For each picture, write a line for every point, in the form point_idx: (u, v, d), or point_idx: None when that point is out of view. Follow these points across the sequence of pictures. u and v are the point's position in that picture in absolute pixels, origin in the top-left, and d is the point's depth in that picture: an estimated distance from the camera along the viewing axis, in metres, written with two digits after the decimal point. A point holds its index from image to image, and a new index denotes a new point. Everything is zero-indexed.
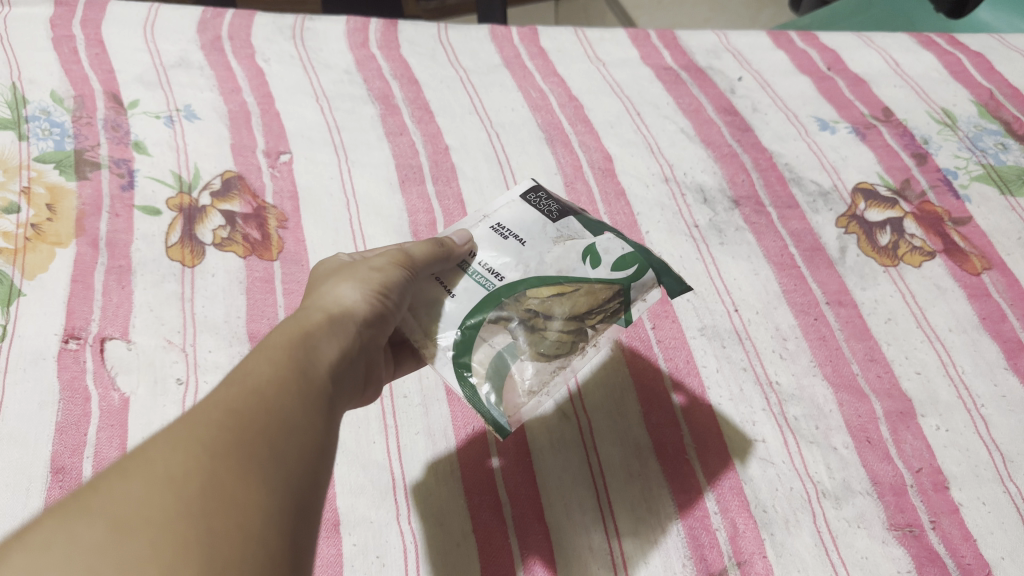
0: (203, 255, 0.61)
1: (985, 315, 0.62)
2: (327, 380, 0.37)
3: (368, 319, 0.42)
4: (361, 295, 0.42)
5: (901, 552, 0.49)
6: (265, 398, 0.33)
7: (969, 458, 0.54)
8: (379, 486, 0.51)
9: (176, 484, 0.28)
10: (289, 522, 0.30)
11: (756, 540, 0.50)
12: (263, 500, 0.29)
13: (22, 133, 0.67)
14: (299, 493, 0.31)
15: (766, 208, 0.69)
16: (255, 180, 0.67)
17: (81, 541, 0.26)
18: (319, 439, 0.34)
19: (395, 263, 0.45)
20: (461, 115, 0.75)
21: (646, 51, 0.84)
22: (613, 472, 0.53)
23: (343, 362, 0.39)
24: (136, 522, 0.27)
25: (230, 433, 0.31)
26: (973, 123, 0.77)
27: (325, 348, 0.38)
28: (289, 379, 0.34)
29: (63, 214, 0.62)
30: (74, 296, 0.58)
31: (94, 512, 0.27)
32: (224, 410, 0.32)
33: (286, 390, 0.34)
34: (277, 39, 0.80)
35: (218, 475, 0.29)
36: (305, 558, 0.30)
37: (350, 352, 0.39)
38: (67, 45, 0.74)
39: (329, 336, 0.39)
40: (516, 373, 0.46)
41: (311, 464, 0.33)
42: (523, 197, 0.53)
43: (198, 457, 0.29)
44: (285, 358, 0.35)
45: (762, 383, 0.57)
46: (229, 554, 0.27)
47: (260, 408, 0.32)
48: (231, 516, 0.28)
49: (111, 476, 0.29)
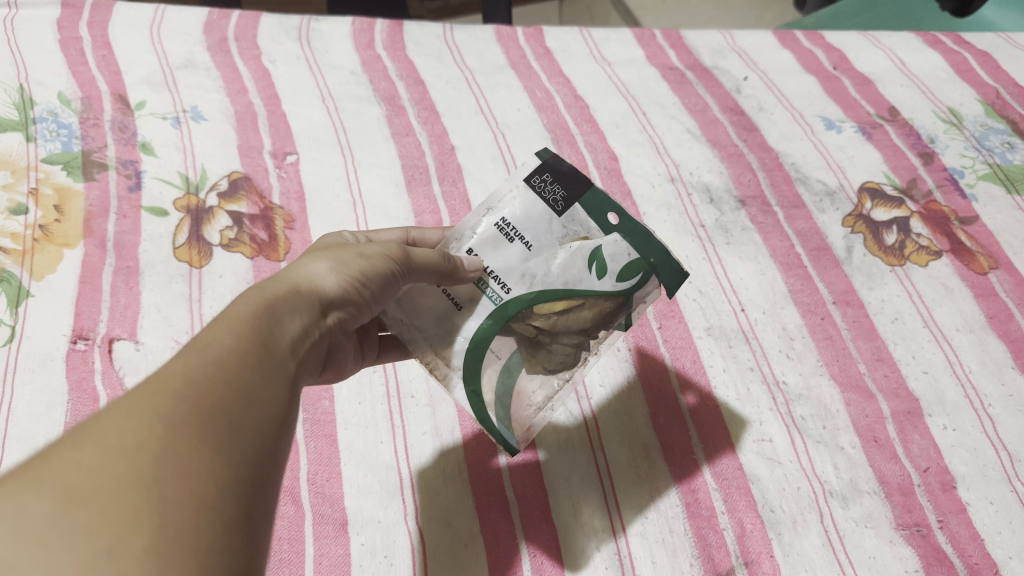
0: (210, 256, 0.62)
1: (993, 315, 0.62)
2: (290, 353, 0.36)
3: (341, 301, 0.40)
4: (337, 276, 0.40)
5: (909, 551, 0.49)
6: (222, 366, 0.32)
7: (977, 457, 0.54)
8: (387, 485, 0.51)
9: (129, 453, 0.28)
10: (246, 488, 0.30)
11: (764, 540, 0.50)
12: (220, 470, 0.29)
13: (30, 134, 0.67)
14: (257, 465, 0.31)
15: (773, 208, 0.69)
16: (262, 181, 0.67)
17: (28, 511, 0.26)
18: (279, 411, 0.34)
19: (387, 255, 0.42)
20: (467, 115, 0.75)
21: (652, 51, 0.84)
22: (621, 473, 0.53)
23: (305, 338, 0.38)
24: (87, 492, 0.27)
25: (186, 401, 0.30)
26: (980, 122, 0.77)
27: (289, 322, 0.37)
28: (251, 348, 0.34)
29: (70, 215, 0.63)
30: (82, 296, 0.58)
31: (44, 481, 0.27)
32: (182, 378, 0.31)
33: (247, 360, 0.33)
34: (284, 41, 0.80)
35: (174, 444, 0.29)
36: (261, 526, 0.31)
37: (314, 329, 0.39)
38: (74, 47, 0.75)
39: (295, 311, 0.38)
40: (524, 393, 0.48)
41: (270, 435, 0.33)
42: (528, 182, 0.47)
43: (154, 427, 0.29)
44: (248, 327, 0.35)
45: (769, 383, 0.57)
46: (185, 519, 0.27)
47: (218, 377, 0.32)
48: (188, 485, 0.28)
49: (64, 443, 0.29)
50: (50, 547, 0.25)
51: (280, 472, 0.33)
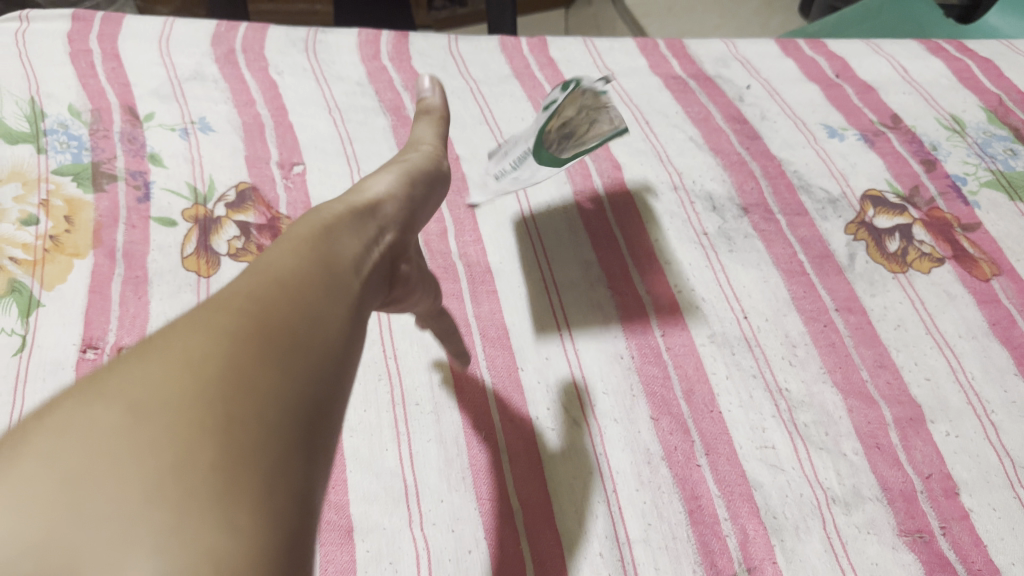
0: (218, 265, 0.62)
1: (995, 321, 0.62)
2: (353, 270, 0.38)
3: (394, 214, 0.44)
4: (388, 194, 0.44)
5: (911, 557, 0.50)
6: (282, 284, 0.34)
7: (979, 464, 0.54)
8: (392, 492, 0.51)
9: (193, 368, 0.29)
10: (307, 405, 0.31)
11: (766, 546, 0.50)
12: (280, 386, 0.30)
13: (41, 146, 0.69)
14: (322, 376, 0.32)
15: (775, 215, 0.69)
16: (269, 191, 0.68)
17: (97, 419, 0.28)
18: (345, 330, 0.35)
19: (427, 169, 0.49)
20: (472, 125, 0.76)
21: (655, 59, 0.84)
22: (624, 479, 0.53)
23: (369, 257, 0.39)
24: (150, 403, 0.28)
25: (249, 317, 0.32)
26: (982, 129, 0.77)
27: (352, 242, 0.39)
28: (313, 267, 0.35)
29: (80, 226, 0.64)
30: (92, 306, 0.59)
31: (111, 393, 0.29)
32: (245, 296, 0.33)
33: (310, 278, 0.35)
34: (290, 52, 0.80)
35: (235, 357, 0.30)
36: (323, 443, 0.31)
37: (377, 246, 0.41)
38: (84, 59, 0.76)
39: (356, 232, 0.40)
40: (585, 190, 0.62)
41: (333, 356, 0.33)
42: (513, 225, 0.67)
43: (219, 342, 0.30)
44: (310, 248, 0.36)
45: (771, 390, 0.58)
46: (243, 434, 0.28)
47: (278, 295, 0.33)
48: (247, 400, 0.29)
49: (137, 357, 0.31)
50: (115, 453, 0.27)
51: (346, 392, 0.34)
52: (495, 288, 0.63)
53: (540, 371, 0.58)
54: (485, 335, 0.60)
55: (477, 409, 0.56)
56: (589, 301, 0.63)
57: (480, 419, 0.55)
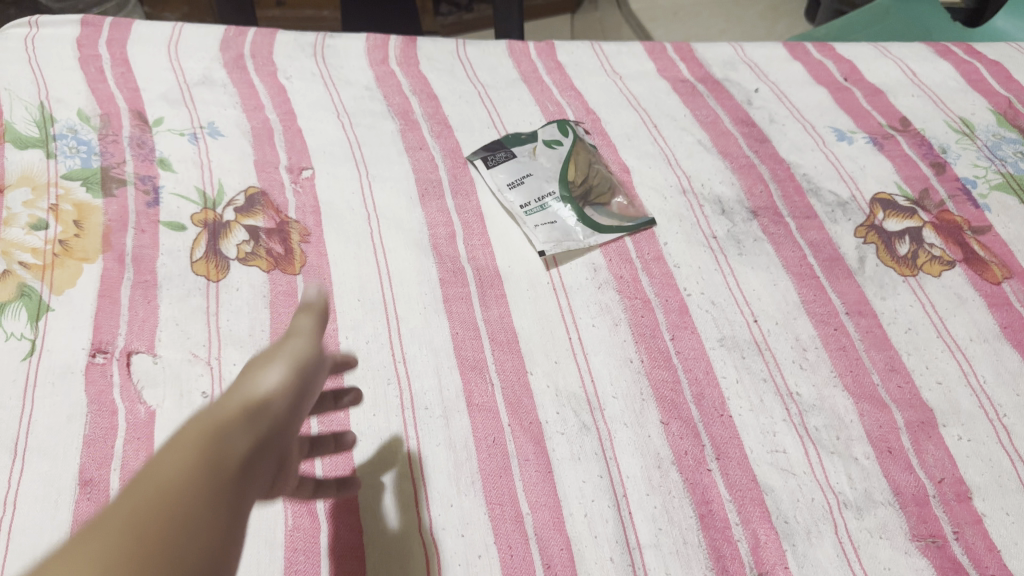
0: (227, 269, 0.62)
1: (1007, 324, 0.62)
2: (248, 468, 0.32)
3: (296, 396, 0.36)
4: (288, 375, 0.36)
5: (924, 562, 0.50)
6: (170, 497, 0.28)
7: (992, 468, 0.54)
8: (401, 497, 0.51)
9: None
10: None
11: (778, 551, 0.50)
12: None
13: (50, 151, 0.69)
14: None
15: (784, 218, 0.69)
16: (278, 196, 0.68)
17: None
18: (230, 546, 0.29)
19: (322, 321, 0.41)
20: (479, 129, 0.76)
21: (663, 63, 0.84)
22: (634, 484, 0.53)
23: (267, 449, 0.33)
24: None
25: (129, 542, 0.26)
26: (992, 132, 0.77)
27: (243, 438, 0.32)
28: (205, 474, 0.29)
29: (90, 230, 0.64)
30: (101, 310, 0.59)
31: None
32: (125, 516, 0.27)
33: (200, 487, 0.29)
34: (299, 57, 0.80)
35: None
36: None
37: (276, 434, 0.34)
38: (94, 65, 0.76)
39: (249, 426, 0.33)
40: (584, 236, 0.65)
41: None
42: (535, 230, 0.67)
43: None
44: (201, 448, 0.30)
45: (782, 394, 0.57)
46: None
47: (163, 514, 0.27)
48: None
49: None
50: None
51: None
52: (504, 292, 0.63)
53: (550, 374, 0.58)
54: (494, 338, 0.60)
55: (486, 412, 0.56)
56: (598, 305, 0.62)
57: (489, 423, 0.55)
